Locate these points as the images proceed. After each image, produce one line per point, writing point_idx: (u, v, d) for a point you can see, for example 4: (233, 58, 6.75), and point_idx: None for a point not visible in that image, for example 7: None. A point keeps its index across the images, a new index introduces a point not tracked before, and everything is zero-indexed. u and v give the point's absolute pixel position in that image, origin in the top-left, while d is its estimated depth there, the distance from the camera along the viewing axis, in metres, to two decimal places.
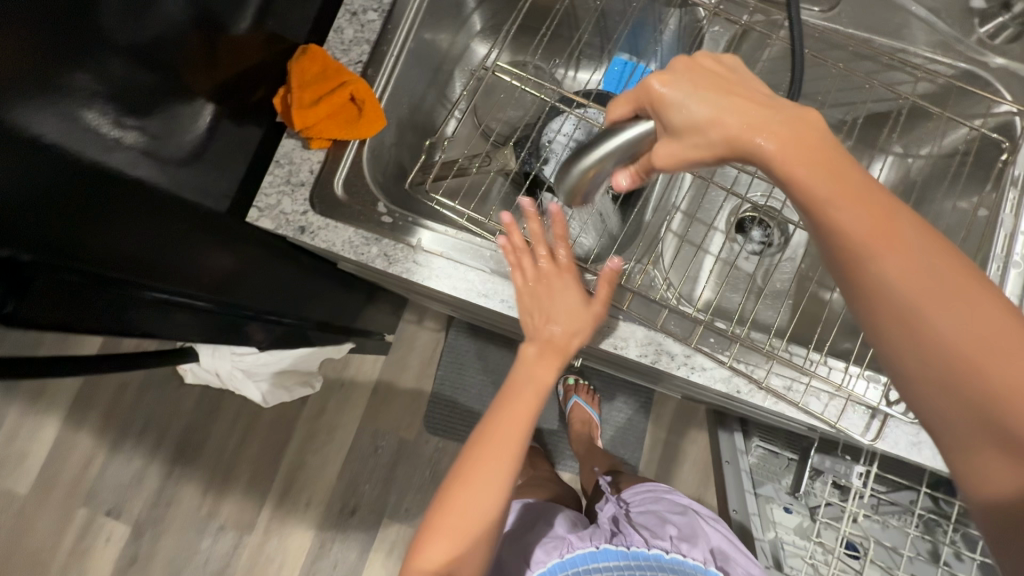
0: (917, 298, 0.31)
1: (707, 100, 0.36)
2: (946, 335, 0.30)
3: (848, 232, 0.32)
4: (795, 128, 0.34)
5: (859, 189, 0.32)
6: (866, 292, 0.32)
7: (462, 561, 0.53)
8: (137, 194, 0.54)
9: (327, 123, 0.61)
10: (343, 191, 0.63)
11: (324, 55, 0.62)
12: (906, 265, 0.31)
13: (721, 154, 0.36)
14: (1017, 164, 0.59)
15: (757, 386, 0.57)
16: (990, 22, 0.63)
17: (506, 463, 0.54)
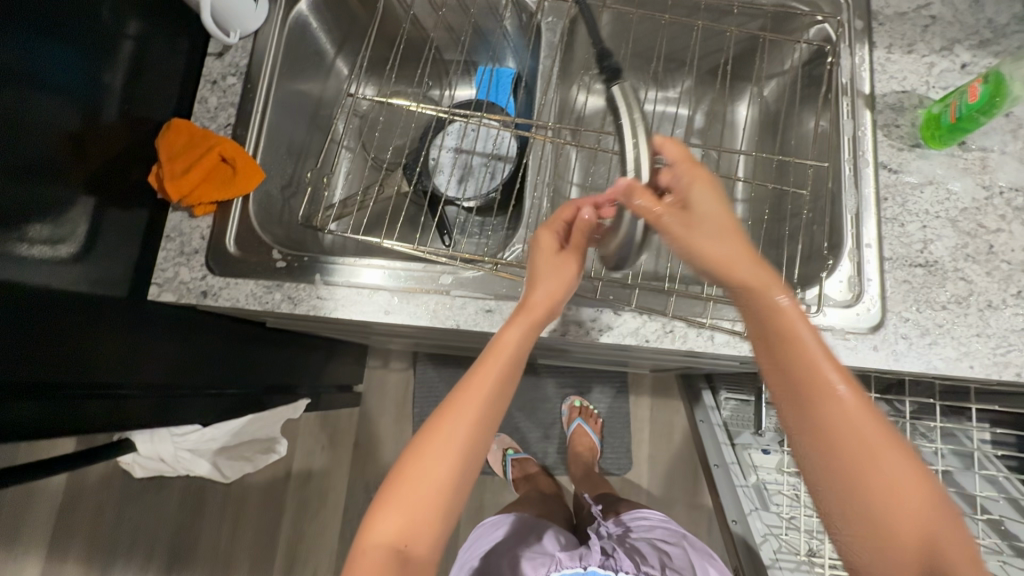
0: (868, 456, 0.40)
1: (728, 256, 0.45)
2: (891, 490, 0.39)
3: (807, 387, 0.41)
4: (775, 304, 0.43)
5: (824, 372, 0.41)
6: (824, 448, 0.41)
7: (422, 534, 0.45)
8: (48, 299, 0.57)
9: (203, 187, 0.63)
10: (236, 247, 0.65)
11: (189, 125, 0.64)
12: (856, 420, 0.40)
13: (743, 294, 0.45)
14: (841, 73, 0.64)
15: (663, 329, 0.59)
16: None
17: (476, 422, 0.47)
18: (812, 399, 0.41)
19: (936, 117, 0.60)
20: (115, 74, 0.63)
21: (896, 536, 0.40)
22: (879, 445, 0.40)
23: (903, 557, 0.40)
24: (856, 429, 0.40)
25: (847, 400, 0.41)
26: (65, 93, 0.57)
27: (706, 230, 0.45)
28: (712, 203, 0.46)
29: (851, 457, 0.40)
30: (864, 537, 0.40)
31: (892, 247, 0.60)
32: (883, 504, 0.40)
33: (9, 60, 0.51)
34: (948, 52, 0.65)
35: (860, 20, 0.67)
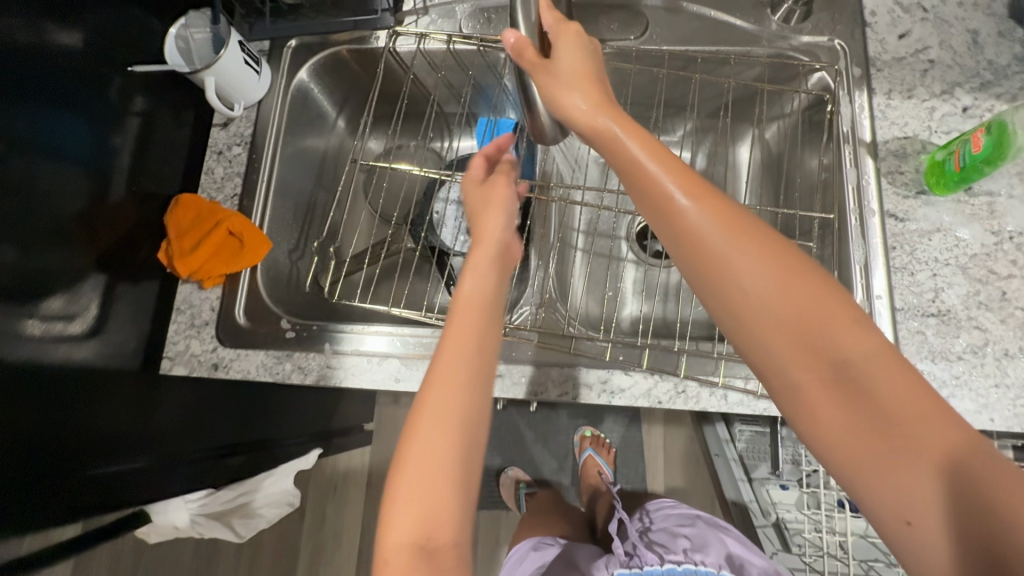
0: (722, 238, 0.36)
1: (585, 98, 0.44)
2: (757, 271, 0.35)
3: (656, 179, 0.38)
4: (622, 119, 0.42)
5: (665, 163, 0.38)
6: (685, 252, 0.37)
7: (442, 523, 0.39)
8: (75, 384, 0.59)
9: (211, 262, 0.64)
10: (246, 318, 0.66)
11: (197, 200, 0.66)
12: (707, 203, 0.37)
13: (590, 129, 0.43)
14: (841, 123, 0.64)
15: (675, 391, 0.59)
16: (780, 9, 0.69)
17: (465, 385, 0.43)
18: (653, 200, 0.38)
19: (941, 164, 0.60)
20: (123, 151, 0.64)
21: (821, 388, 0.34)
22: (741, 226, 0.36)
23: (797, 342, 0.34)
24: (750, 289, 0.35)
25: (694, 186, 0.37)
26: (76, 177, 0.58)
27: (584, 87, 0.45)
28: (573, 55, 0.47)
29: (740, 312, 0.35)
30: (755, 329, 0.35)
31: (904, 297, 0.60)
32: (755, 290, 0.35)
33: (21, 151, 0.52)
34: (948, 96, 0.65)
35: (858, 67, 0.67)
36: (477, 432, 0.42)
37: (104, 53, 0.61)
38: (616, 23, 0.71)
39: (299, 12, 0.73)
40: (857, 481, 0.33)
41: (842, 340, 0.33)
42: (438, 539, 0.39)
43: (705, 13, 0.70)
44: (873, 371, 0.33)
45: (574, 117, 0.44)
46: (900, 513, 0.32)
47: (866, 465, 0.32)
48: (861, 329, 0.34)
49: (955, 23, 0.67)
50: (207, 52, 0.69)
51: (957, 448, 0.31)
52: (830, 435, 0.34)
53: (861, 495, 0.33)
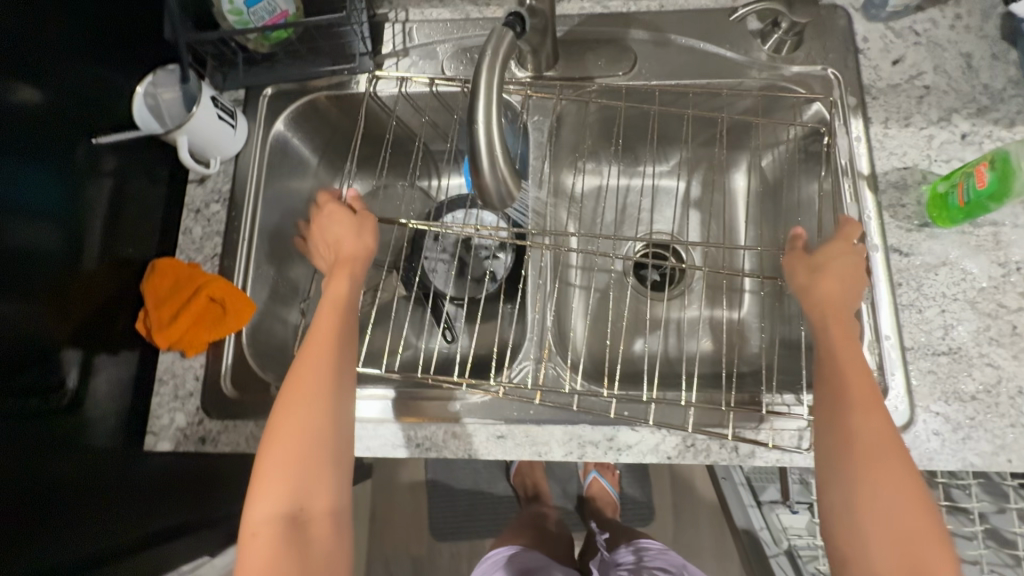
0: (872, 444, 0.45)
1: (823, 278, 0.52)
2: (887, 495, 0.43)
3: (843, 394, 0.47)
4: (832, 297, 0.52)
5: (873, 402, 0.46)
6: (829, 430, 0.46)
7: (309, 494, 0.47)
8: (36, 477, 0.53)
9: (192, 331, 0.61)
10: (232, 387, 0.63)
11: (174, 265, 0.63)
12: (878, 427, 0.45)
13: (819, 307, 0.52)
14: (838, 157, 0.63)
15: (684, 446, 0.57)
16: (770, 39, 0.67)
17: (322, 384, 0.49)
18: (837, 407, 0.47)
19: (943, 197, 0.58)
20: (96, 215, 0.61)
21: (863, 464, 0.44)
22: (893, 458, 0.44)
23: (896, 541, 0.42)
24: (858, 432, 0.45)
25: (874, 411, 0.46)
26: (50, 254, 0.55)
27: (813, 265, 0.54)
28: (828, 293, 0.52)
29: (846, 403, 0.46)
30: (862, 515, 0.44)
31: (912, 336, 0.58)
32: (879, 494, 0.43)
33: None
34: (946, 122, 0.63)
35: (853, 96, 0.65)
36: (336, 424, 0.49)
37: (72, 120, 0.58)
38: (603, 60, 0.69)
39: (273, 59, 0.70)
40: (863, 527, 0.43)
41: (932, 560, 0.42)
42: (307, 511, 0.46)
43: (693, 46, 0.69)
44: None
45: (811, 278, 0.53)
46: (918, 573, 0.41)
47: (869, 516, 0.43)
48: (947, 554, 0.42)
49: (948, 47, 0.66)
50: (178, 109, 0.66)
51: None
52: (869, 504, 0.44)
53: (868, 542, 0.43)
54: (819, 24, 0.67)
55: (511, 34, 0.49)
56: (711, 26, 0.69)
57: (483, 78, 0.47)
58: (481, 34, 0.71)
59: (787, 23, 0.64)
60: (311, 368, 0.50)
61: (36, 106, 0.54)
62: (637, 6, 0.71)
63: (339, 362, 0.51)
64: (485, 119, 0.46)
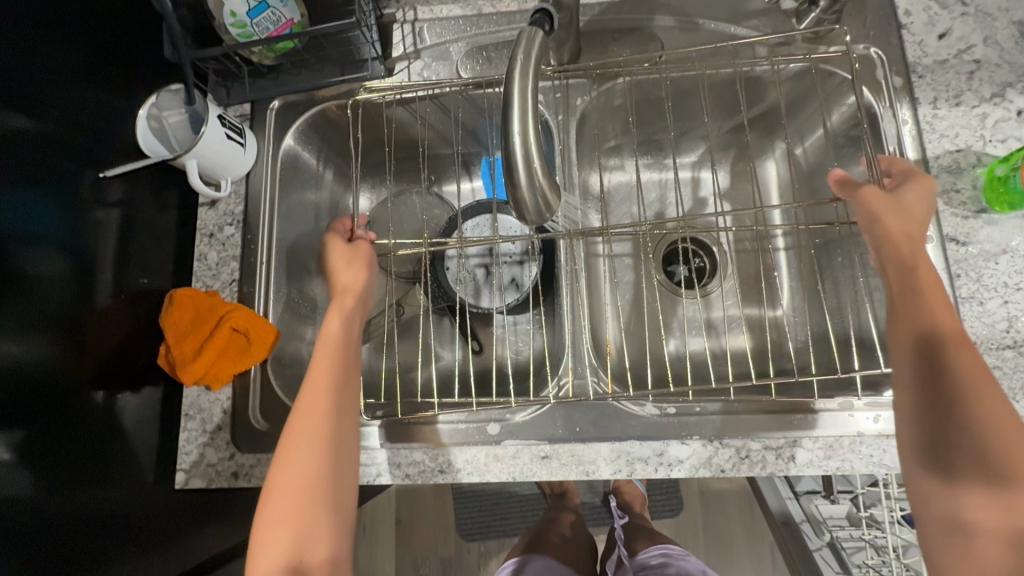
0: (971, 382, 0.42)
1: (891, 210, 0.48)
2: (987, 437, 0.41)
3: (936, 326, 0.44)
4: (906, 229, 0.48)
5: (962, 336, 0.44)
6: (917, 368, 0.43)
7: (310, 542, 0.44)
8: (86, 519, 0.52)
9: (218, 364, 0.59)
10: (263, 419, 0.61)
11: (192, 296, 0.60)
12: (971, 362, 0.43)
13: (890, 238, 0.48)
14: (887, 142, 0.59)
15: (736, 458, 0.54)
16: (806, 18, 0.63)
17: (323, 420, 0.47)
18: (928, 342, 0.43)
19: (1003, 180, 0.55)
20: (109, 248, 0.58)
21: (966, 401, 0.42)
22: (991, 396, 0.42)
23: (997, 485, 0.41)
24: (953, 370, 0.42)
25: (966, 346, 0.43)
26: (64, 295, 0.52)
27: (893, 205, 0.49)
28: (902, 222, 0.48)
29: (938, 339, 0.43)
30: (960, 462, 0.41)
31: (974, 330, 0.55)
32: (975, 432, 0.41)
33: (8, 282, 0.47)
34: (1000, 99, 0.59)
35: (898, 75, 0.61)
36: (334, 464, 0.46)
37: (77, 152, 0.55)
38: (628, 50, 0.65)
39: (278, 70, 0.66)
40: (959, 475, 0.41)
41: None
42: (309, 560, 0.44)
43: (724, 30, 0.65)
44: None
45: (879, 208, 0.49)
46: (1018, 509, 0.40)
47: (966, 453, 0.41)
48: None
49: (998, 16, 0.61)
50: (185, 132, 0.64)
51: None
52: (976, 446, 0.41)
53: (967, 492, 0.41)
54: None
55: (538, 32, 0.45)
56: (742, 7, 0.65)
57: (513, 84, 0.43)
58: (495, 30, 0.67)
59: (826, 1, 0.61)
60: (310, 404, 0.48)
61: (39, 140, 0.51)
62: None
63: (340, 399, 0.49)
64: (520, 129, 0.43)
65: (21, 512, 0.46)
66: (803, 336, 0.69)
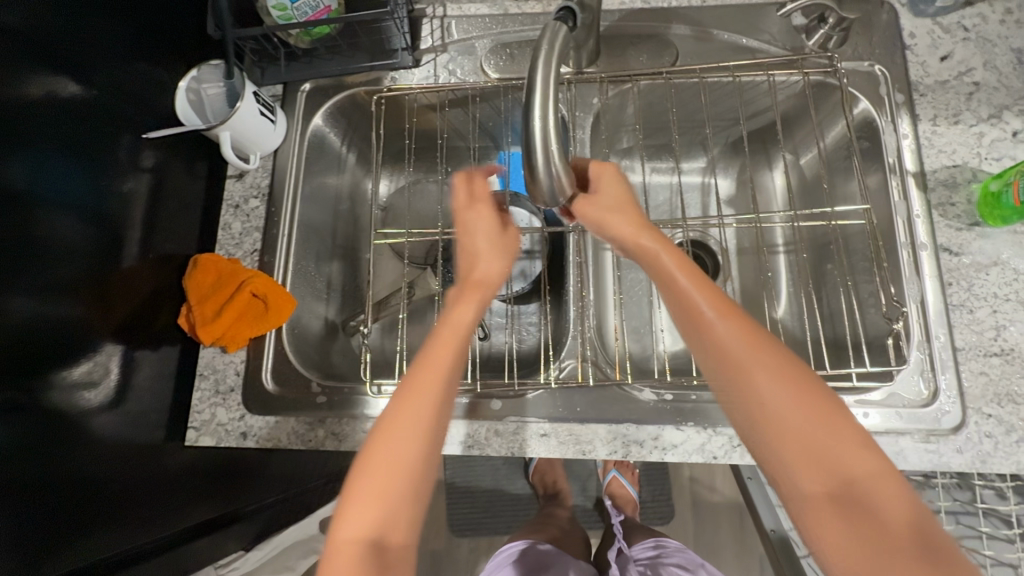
0: (742, 354, 0.40)
1: (618, 203, 0.50)
2: (782, 412, 0.38)
3: (694, 302, 0.42)
4: (635, 220, 0.48)
5: (730, 309, 0.42)
6: (698, 343, 0.42)
7: (395, 522, 0.40)
8: (108, 461, 0.56)
9: (236, 326, 0.61)
10: (274, 382, 0.63)
11: (216, 261, 0.63)
12: (739, 331, 0.40)
13: (625, 232, 0.47)
14: (886, 154, 0.62)
15: (729, 445, 0.56)
16: (815, 34, 0.66)
17: (446, 385, 0.43)
18: (690, 317, 0.42)
19: (996, 196, 0.57)
20: (140, 210, 0.61)
21: (733, 376, 0.40)
22: (779, 362, 0.39)
23: (809, 458, 0.38)
24: (721, 340, 0.41)
25: (727, 320, 0.41)
26: (93, 253, 0.55)
27: (609, 184, 0.51)
28: (618, 194, 0.51)
29: (697, 315, 0.42)
30: (767, 433, 0.39)
31: (963, 337, 0.57)
32: (769, 407, 0.38)
33: (50, 233, 0.50)
34: (996, 120, 0.62)
35: (901, 92, 0.64)
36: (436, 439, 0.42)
37: (118, 117, 0.58)
38: (645, 55, 0.68)
39: (312, 54, 0.70)
40: (772, 446, 0.39)
41: (843, 471, 0.37)
42: (391, 539, 0.40)
43: (736, 42, 0.68)
44: (881, 496, 0.37)
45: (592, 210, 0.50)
46: (822, 480, 0.37)
47: (776, 423, 0.38)
48: (867, 459, 0.38)
49: (997, 43, 0.64)
50: (219, 105, 0.67)
51: (932, 542, 0.37)
52: (785, 418, 0.38)
53: (791, 466, 0.38)
54: (864, 20, 0.66)
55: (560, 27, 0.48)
56: (755, 20, 0.68)
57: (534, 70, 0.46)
58: (519, 29, 0.71)
59: (835, 17, 0.63)
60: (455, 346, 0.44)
61: (83, 102, 0.54)
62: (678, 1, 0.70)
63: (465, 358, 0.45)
64: (541, 114, 0.45)
65: (34, 454, 0.49)
66: (798, 339, 0.71)
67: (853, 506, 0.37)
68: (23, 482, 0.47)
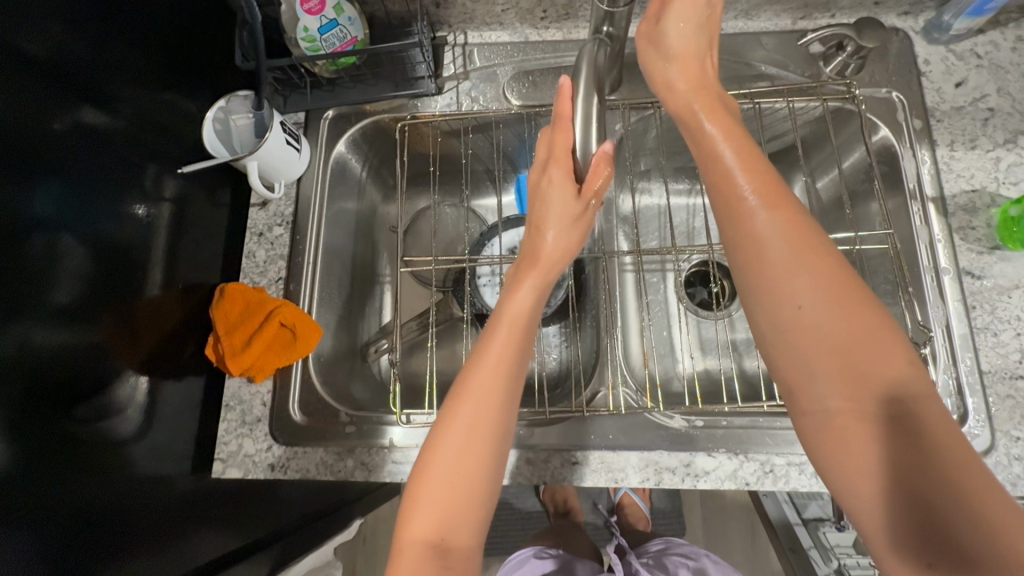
0: (781, 237, 0.38)
1: (682, 66, 0.48)
2: (812, 310, 0.37)
3: (740, 190, 0.40)
4: (694, 89, 0.47)
5: (775, 194, 0.40)
6: (730, 232, 0.40)
7: (457, 524, 0.41)
8: (136, 495, 0.55)
9: (264, 356, 0.61)
10: (301, 413, 0.63)
11: (242, 291, 0.63)
12: (783, 220, 0.39)
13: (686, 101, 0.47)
14: (907, 179, 0.63)
15: (761, 472, 0.56)
16: (833, 61, 0.67)
17: (505, 374, 0.44)
18: (727, 205, 0.40)
19: (1017, 220, 0.59)
20: (165, 241, 0.61)
21: (764, 267, 0.38)
22: (811, 248, 0.38)
23: (836, 360, 0.36)
24: (761, 226, 0.39)
25: (769, 205, 0.39)
26: (119, 286, 0.55)
27: (658, 51, 0.49)
28: (675, 62, 0.49)
29: (741, 201, 0.40)
30: (786, 331, 0.38)
31: (988, 360, 0.58)
32: (807, 313, 0.37)
33: (76, 268, 0.50)
34: (1013, 144, 0.64)
35: (918, 118, 0.65)
36: (499, 443, 0.43)
37: (146, 149, 0.58)
38: None
39: (336, 83, 0.70)
40: (796, 340, 0.37)
41: (872, 373, 0.36)
42: (451, 540, 0.40)
43: (755, 68, 0.69)
44: (918, 405, 0.35)
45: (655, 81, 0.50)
46: (854, 381, 0.36)
47: (811, 321, 0.37)
48: (905, 369, 0.36)
49: (1010, 69, 0.66)
50: (245, 135, 0.67)
51: (971, 485, 0.32)
52: (820, 319, 0.37)
53: (813, 365, 0.37)
54: (880, 47, 0.68)
55: (591, 51, 0.48)
56: (770, 48, 0.70)
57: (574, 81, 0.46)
58: (541, 57, 0.71)
59: (853, 46, 0.64)
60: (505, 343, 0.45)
61: (111, 137, 0.54)
62: None
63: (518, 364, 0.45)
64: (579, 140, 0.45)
65: (59, 495, 0.48)
66: None
67: (895, 418, 0.35)
68: (49, 524, 0.46)
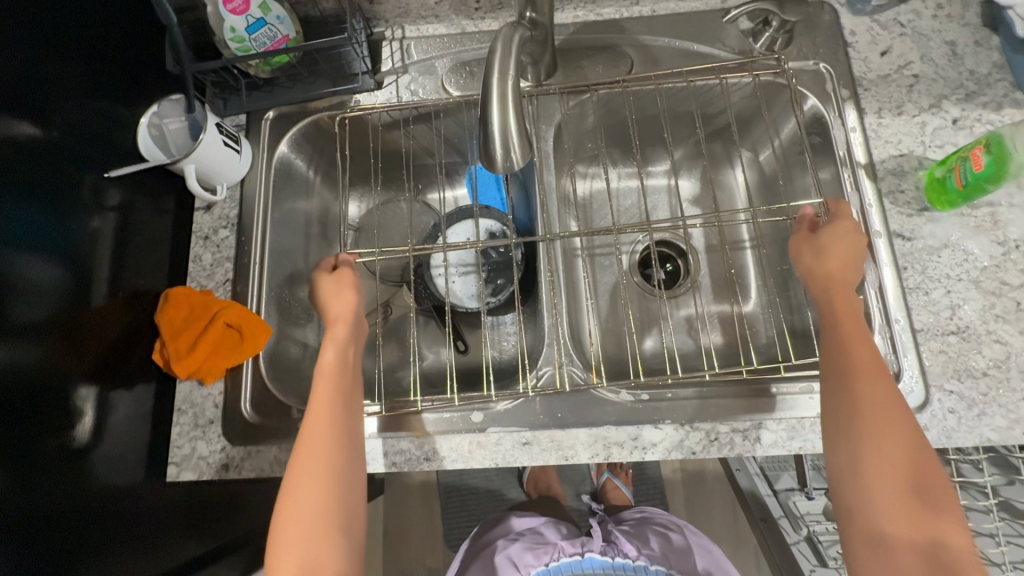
0: (877, 411, 0.45)
1: (832, 262, 0.53)
2: (876, 427, 0.44)
3: (849, 362, 0.47)
4: (848, 252, 0.54)
5: (892, 396, 0.45)
6: (835, 392, 0.47)
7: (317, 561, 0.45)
8: (93, 503, 0.55)
9: (212, 358, 0.61)
10: (253, 412, 0.64)
11: (188, 295, 0.63)
12: (882, 395, 0.45)
13: (826, 270, 0.53)
14: (837, 147, 0.65)
15: (705, 440, 0.58)
16: (761, 37, 0.69)
17: (331, 417, 0.51)
18: (846, 377, 0.47)
19: (942, 181, 0.60)
20: (109, 249, 0.61)
21: (860, 411, 0.45)
22: (906, 436, 0.44)
23: (893, 492, 0.42)
24: (867, 402, 0.45)
25: (883, 388, 0.46)
26: (64, 294, 0.55)
27: (813, 246, 0.55)
28: (829, 261, 0.54)
29: (850, 372, 0.47)
30: (852, 436, 0.45)
31: (921, 318, 0.59)
32: (863, 437, 0.44)
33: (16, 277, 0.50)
34: (937, 109, 0.65)
35: (846, 88, 0.67)
36: (336, 476, 0.48)
37: (82, 157, 0.58)
38: (601, 66, 0.70)
39: (274, 83, 0.71)
40: (859, 452, 0.44)
41: (936, 525, 0.41)
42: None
43: (687, 48, 0.70)
44: (956, 549, 0.40)
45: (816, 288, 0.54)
46: (910, 510, 0.42)
47: (875, 443, 0.44)
48: (961, 535, 0.41)
49: (932, 36, 0.68)
50: (183, 139, 0.67)
51: None
52: (884, 449, 0.43)
53: (873, 490, 0.43)
54: (808, 21, 0.69)
55: (507, 32, 0.49)
56: (701, 27, 0.71)
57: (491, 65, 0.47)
58: (478, 47, 0.72)
59: (777, 21, 0.66)
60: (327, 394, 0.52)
61: (47, 146, 0.54)
62: (630, 12, 0.72)
63: (342, 414, 0.51)
64: (499, 116, 0.45)
65: (14, 501, 0.48)
66: (767, 331, 0.73)
67: (936, 553, 0.40)
68: (6, 533, 0.46)
